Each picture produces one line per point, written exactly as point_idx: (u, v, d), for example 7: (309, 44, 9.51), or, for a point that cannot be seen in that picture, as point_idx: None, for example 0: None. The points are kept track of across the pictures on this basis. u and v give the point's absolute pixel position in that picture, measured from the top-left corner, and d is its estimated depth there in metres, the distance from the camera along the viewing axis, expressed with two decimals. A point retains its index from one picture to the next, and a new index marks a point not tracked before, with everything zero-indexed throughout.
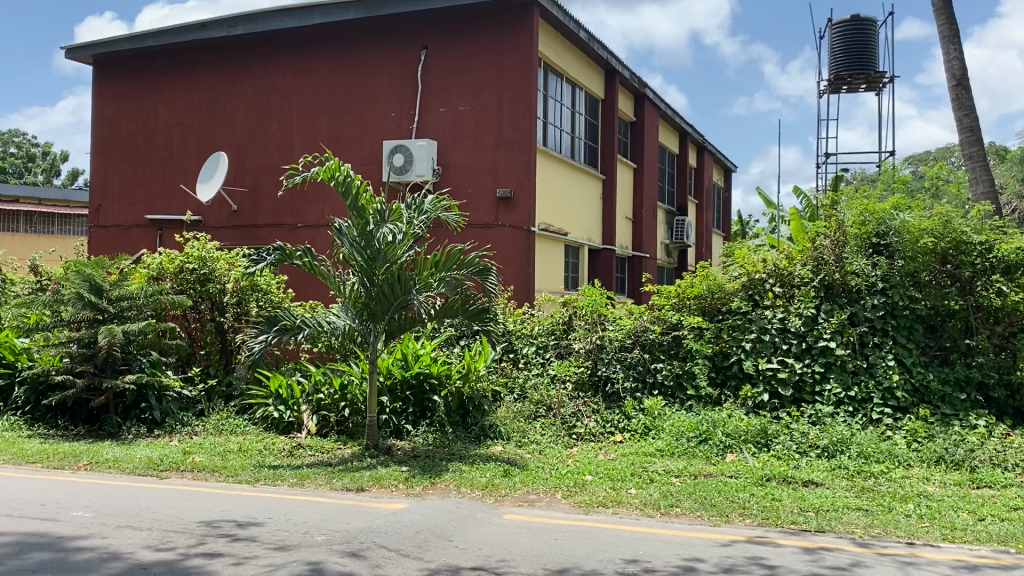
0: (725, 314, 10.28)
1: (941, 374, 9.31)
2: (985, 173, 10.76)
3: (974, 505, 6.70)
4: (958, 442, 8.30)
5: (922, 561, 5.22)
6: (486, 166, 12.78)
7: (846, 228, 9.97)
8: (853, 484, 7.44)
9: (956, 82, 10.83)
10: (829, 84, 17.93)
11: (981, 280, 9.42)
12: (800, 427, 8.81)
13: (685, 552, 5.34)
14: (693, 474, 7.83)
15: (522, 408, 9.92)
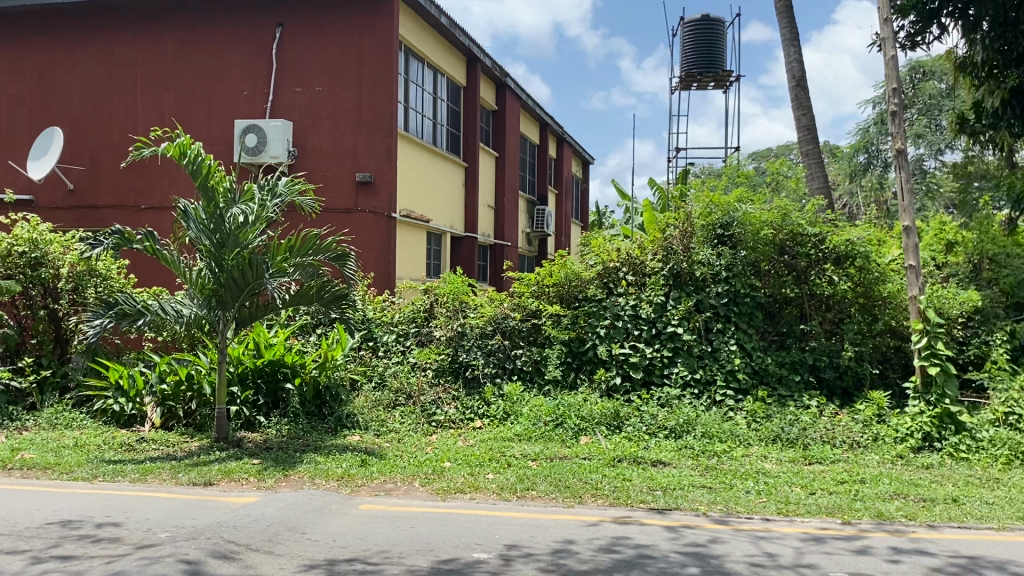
0: (581, 301, 10.50)
1: (779, 357, 9.89)
2: (819, 170, 11.51)
3: (807, 480, 7.18)
4: (792, 421, 8.85)
5: (773, 535, 5.52)
6: (346, 149, 12.53)
7: (692, 219, 10.36)
8: (697, 462, 7.80)
9: (795, 83, 11.49)
10: (680, 80, 18.59)
11: (815, 269, 10.07)
12: (649, 409, 9.18)
13: (551, 535, 5.41)
14: (548, 458, 7.98)
15: (380, 397, 9.80)
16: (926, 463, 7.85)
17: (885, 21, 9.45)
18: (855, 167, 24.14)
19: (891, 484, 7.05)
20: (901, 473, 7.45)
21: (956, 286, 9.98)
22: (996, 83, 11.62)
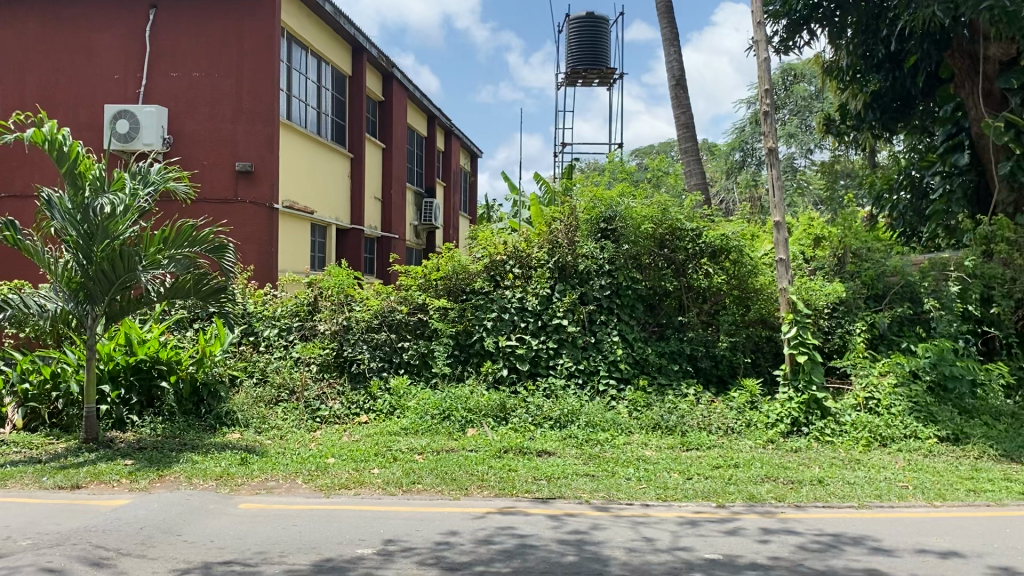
0: (468, 294, 10.52)
1: (658, 348, 10.21)
2: (697, 166, 11.93)
3: (684, 465, 7.44)
4: (671, 409, 9.16)
5: (651, 519, 5.69)
6: (224, 137, 12.13)
7: (577, 213, 10.56)
8: (581, 451, 7.95)
9: (674, 82, 11.84)
10: (566, 76, 18.84)
11: (692, 263, 10.45)
12: (535, 400, 9.30)
13: (435, 528, 5.41)
14: (435, 451, 7.97)
15: (262, 393, 9.54)
16: (795, 447, 8.27)
17: (757, 25, 9.85)
18: (732, 165, 25.14)
19: (763, 468, 7.40)
20: (771, 457, 7.82)
21: (823, 278, 10.40)
22: (858, 87, 12.32)
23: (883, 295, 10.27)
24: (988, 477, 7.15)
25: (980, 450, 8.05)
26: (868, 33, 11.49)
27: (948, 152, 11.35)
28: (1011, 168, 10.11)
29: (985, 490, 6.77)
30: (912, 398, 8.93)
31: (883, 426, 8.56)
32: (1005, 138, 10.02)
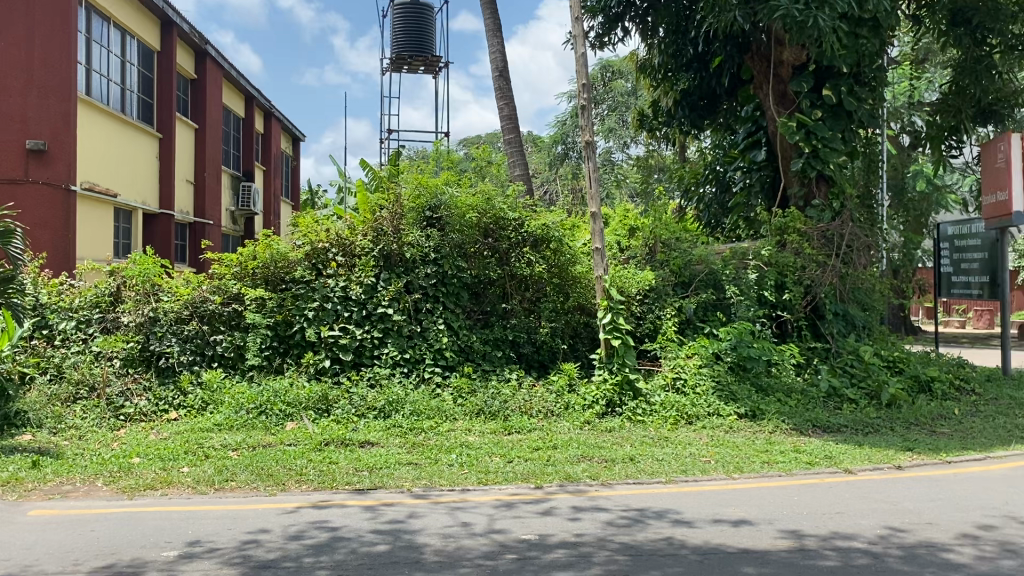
0: (288, 283, 10.16)
1: (483, 335, 10.33)
2: (520, 157, 12.17)
3: (505, 449, 7.57)
4: (495, 394, 9.29)
5: (468, 504, 5.75)
6: (13, 112, 11.06)
7: (402, 200, 10.32)
8: (405, 440, 7.92)
9: (497, 73, 11.98)
10: (392, 62, 18.59)
11: (515, 252, 10.62)
12: (359, 390, 9.15)
13: (245, 526, 5.22)
14: (251, 447, 7.67)
15: (56, 391, 8.90)
16: (609, 427, 8.62)
17: (575, 20, 10.13)
18: (554, 157, 25.81)
19: (579, 448, 7.66)
20: (587, 438, 8.11)
21: (636, 266, 10.89)
22: (670, 85, 12.99)
23: (689, 282, 10.83)
24: (780, 449, 7.77)
25: (774, 425, 8.70)
26: (678, 34, 12.18)
27: (748, 149, 12.14)
28: (802, 165, 11.02)
29: (777, 461, 7.34)
30: (715, 377, 9.55)
31: (689, 404, 9.11)
32: (797, 136, 10.88)
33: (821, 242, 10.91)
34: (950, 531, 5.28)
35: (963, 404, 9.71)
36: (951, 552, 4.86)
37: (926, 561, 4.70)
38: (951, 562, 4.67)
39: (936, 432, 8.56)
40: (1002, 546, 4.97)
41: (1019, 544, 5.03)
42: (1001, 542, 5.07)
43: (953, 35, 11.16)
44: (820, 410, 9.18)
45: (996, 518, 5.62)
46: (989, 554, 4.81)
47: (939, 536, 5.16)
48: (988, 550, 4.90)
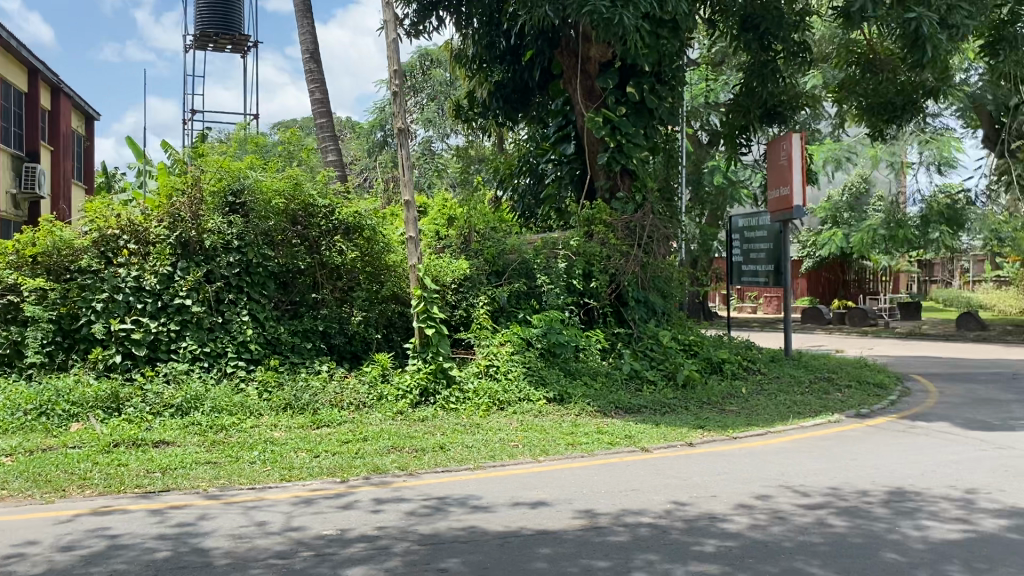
0: (73, 273, 9.41)
1: (291, 326, 10.00)
2: (332, 143, 11.92)
3: (312, 443, 7.39)
4: (303, 388, 9.02)
5: (265, 503, 5.56)
6: None
7: (201, 185, 9.78)
8: (204, 439, 7.54)
9: (308, 55, 11.61)
10: (195, 39, 17.65)
11: (325, 240, 10.32)
12: (154, 387, 8.63)
13: (10, 539, 4.77)
14: (28, 451, 7.04)
15: None
16: (421, 416, 8.62)
17: (387, 5, 9.97)
18: (373, 144, 25.46)
19: (389, 439, 7.59)
20: (398, 428, 8.05)
21: (450, 256, 10.85)
22: (484, 76, 13.12)
23: (502, 272, 10.92)
24: (585, 431, 8.04)
25: (579, 407, 9.02)
26: (491, 25, 12.31)
27: (558, 142, 12.49)
28: (607, 159, 11.45)
29: (581, 443, 7.58)
30: (525, 363, 9.74)
31: (501, 390, 9.26)
32: (603, 131, 11.31)
33: (625, 233, 11.44)
34: (729, 502, 5.67)
35: (749, 383, 10.50)
36: (729, 522, 5.22)
37: (705, 532, 5.02)
38: (728, 532, 5.02)
39: (725, 411, 9.19)
40: (772, 514, 5.39)
41: (788, 510, 5.48)
42: (772, 510, 5.50)
43: (743, 39, 11.84)
44: (623, 393, 9.60)
45: (770, 487, 6.09)
46: (762, 522, 5.21)
47: (719, 508, 5.53)
48: (760, 518, 5.30)
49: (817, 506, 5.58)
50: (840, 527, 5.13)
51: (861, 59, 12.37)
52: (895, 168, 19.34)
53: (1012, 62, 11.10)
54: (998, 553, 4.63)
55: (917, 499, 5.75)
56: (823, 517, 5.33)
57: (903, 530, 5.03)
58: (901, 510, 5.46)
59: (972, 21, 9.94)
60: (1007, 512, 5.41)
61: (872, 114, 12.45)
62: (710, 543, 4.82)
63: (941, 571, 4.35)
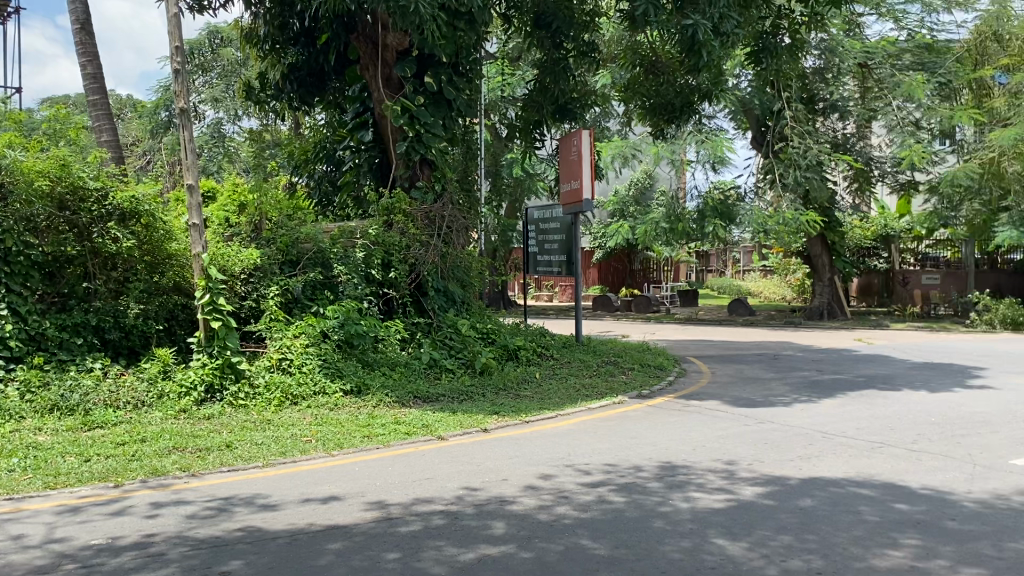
0: None
1: (58, 321, 9.20)
2: (107, 122, 11.09)
3: (83, 447, 6.84)
4: (72, 387, 8.31)
5: (23, 514, 5.08)
6: None
7: None
8: None
9: (79, 26, 10.68)
10: None
11: (98, 227, 9.48)
12: None
13: None
14: None
15: None
16: (208, 414, 8.23)
17: None
18: (157, 124, 23.94)
19: (171, 439, 7.17)
20: (182, 427, 7.62)
21: (240, 244, 10.35)
22: (277, 58, 12.66)
23: (296, 261, 10.53)
24: (382, 422, 7.98)
25: (376, 398, 8.95)
26: (285, 6, 11.88)
27: (356, 129, 12.16)
28: (406, 148, 11.37)
29: (376, 435, 7.51)
30: (321, 356, 9.49)
31: (295, 384, 9.01)
32: (402, 120, 11.14)
33: (423, 223, 11.48)
34: (518, 484, 5.85)
35: (542, 368, 10.87)
36: (516, 504, 5.38)
37: (493, 515, 5.14)
38: (515, 514, 5.18)
39: (520, 396, 9.46)
40: (558, 494, 5.62)
41: (572, 489, 5.73)
42: (557, 490, 5.73)
43: (536, 36, 12.22)
44: (421, 382, 9.63)
45: (557, 468, 6.35)
46: (547, 503, 5.42)
47: (507, 491, 5.68)
48: (546, 498, 5.51)
49: (599, 484, 5.88)
50: (618, 502, 5.44)
51: (644, 61, 13.00)
52: (677, 165, 20.65)
53: (773, 70, 12.14)
54: (753, 518, 5.09)
55: (687, 472, 6.20)
56: (604, 494, 5.62)
57: (674, 502, 5.41)
58: (673, 484, 5.87)
59: (739, 31, 10.74)
60: (763, 480, 5.96)
61: (655, 113, 13.20)
62: (497, 526, 4.95)
63: (705, 538, 4.72)
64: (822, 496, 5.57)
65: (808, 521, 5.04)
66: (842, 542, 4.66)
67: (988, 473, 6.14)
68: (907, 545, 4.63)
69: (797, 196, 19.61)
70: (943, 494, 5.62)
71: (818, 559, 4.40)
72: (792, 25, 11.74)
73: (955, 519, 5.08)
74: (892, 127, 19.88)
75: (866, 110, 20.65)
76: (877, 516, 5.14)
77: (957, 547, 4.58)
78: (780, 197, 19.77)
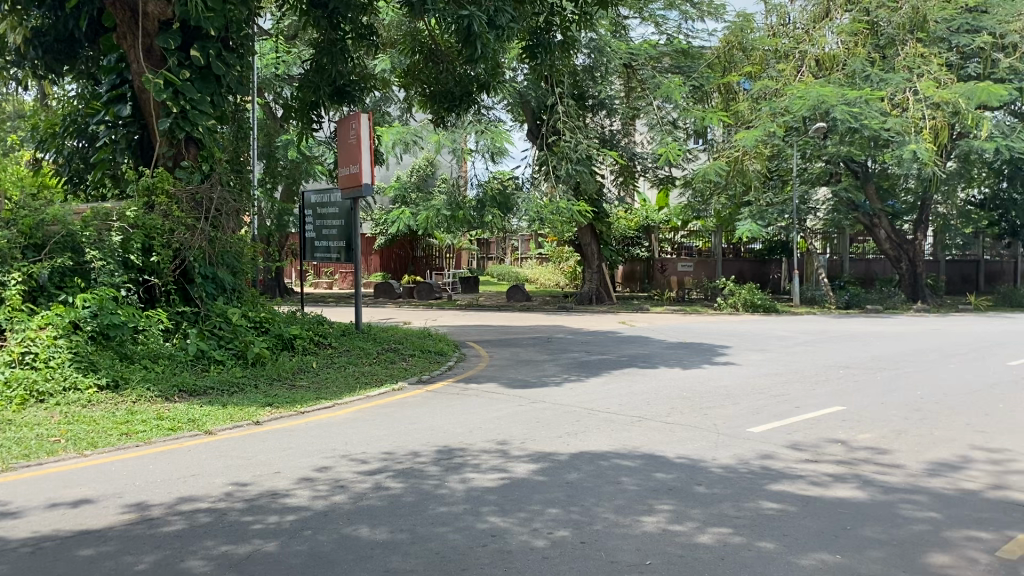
0: None
1: None
2: None
3: None
4: None
5: None
6: None
7: None
8: None
9: None
10: None
11: None
12: None
13: None
14: None
15: None
16: None
17: None
18: None
19: None
20: None
21: None
22: (18, 20, 11.37)
23: (42, 245, 9.53)
24: (142, 418, 7.46)
25: (137, 394, 8.36)
26: None
27: (112, 103, 11.21)
28: (170, 125, 10.63)
29: (137, 432, 7.02)
30: (71, 349, 8.69)
31: (40, 380, 8.19)
32: (165, 94, 10.37)
33: (190, 205, 10.85)
34: (292, 477, 5.72)
35: (319, 357, 10.67)
36: (290, 497, 5.25)
37: (265, 510, 4.99)
38: (288, 506, 5.05)
39: (295, 386, 9.22)
40: (334, 483, 5.56)
41: (349, 478, 5.69)
42: (333, 480, 5.66)
43: (313, 15, 11.68)
44: (186, 374, 9.10)
45: (333, 458, 6.27)
46: (321, 493, 5.34)
47: (280, 484, 5.54)
48: (322, 489, 5.43)
49: (375, 471, 5.87)
50: (396, 488, 5.46)
51: (424, 48, 13.03)
52: (456, 154, 20.90)
53: (547, 64, 12.58)
54: (525, 494, 5.31)
55: (463, 454, 6.35)
56: (381, 481, 5.63)
57: (450, 484, 5.52)
58: (450, 466, 5.99)
59: (514, 25, 11.00)
60: (533, 458, 6.23)
61: (435, 101, 13.26)
62: (269, 520, 4.80)
63: (479, 517, 4.86)
64: (587, 469, 5.91)
65: (573, 494, 5.33)
66: (605, 512, 4.98)
67: (731, 441, 6.79)
68: (662, 511, 5.02)
69: (569, 187, 20.63)
70: (691, 462, 6.15)
71: (580, 529, 4.67)
72: (564, 23, 12.24)
73: (704, 484, 5.58)
74: (653, 125, 21.31)
75: (630, 108, 22.11)
76: (636, 485, 5.53)
77: (705, 510, 5.03)
78: (554, 187, 20.63)
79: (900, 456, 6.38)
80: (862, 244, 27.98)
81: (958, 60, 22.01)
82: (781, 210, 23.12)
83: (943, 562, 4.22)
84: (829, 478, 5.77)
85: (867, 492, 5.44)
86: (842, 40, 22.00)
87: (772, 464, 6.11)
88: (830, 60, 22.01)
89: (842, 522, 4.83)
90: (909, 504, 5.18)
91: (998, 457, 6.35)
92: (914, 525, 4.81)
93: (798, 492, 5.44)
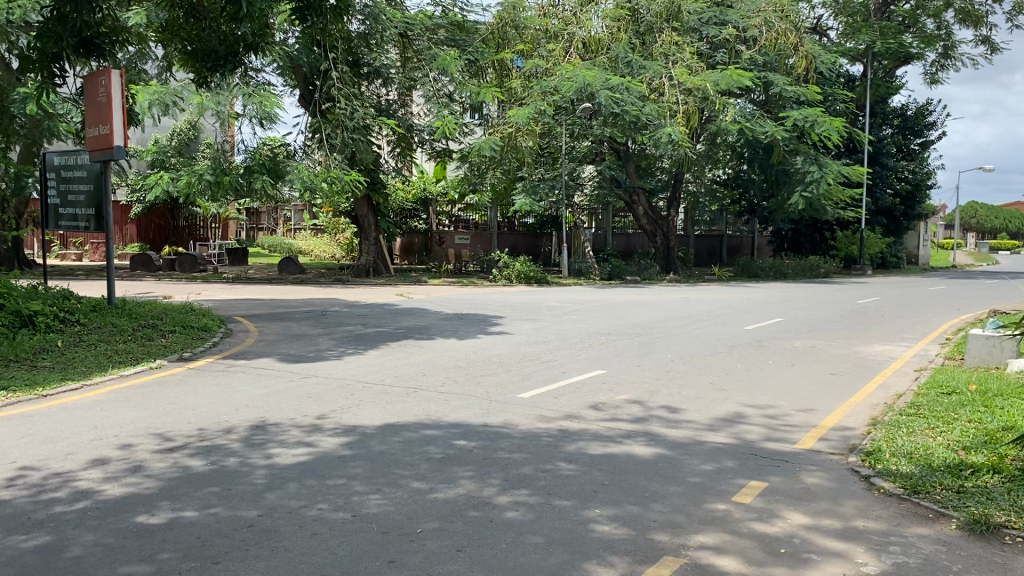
0: None
1: None
2: None
3: None
4: None
5: None
6: None
7: None
8: None
9: None
10: None
11: None
12: None
13: None
14: None
15: None
16: None
17: None
18: None
19: None
20: None
21: None
22: None
23: None
24: None
25: None
26: None
27: None
28: None
29: None
30: None
31: None
32: None
33: None
34: (75, 462, 5.25)
35: (65, 336, 9.68)
36: (65, 483, 4.80)
37: (49, 499, 4.55)
38: (67, 493, 4.63)
39: (35, 367, 8.35)
40: (116, 466, 5.15)
41: (131, 461, 5.28)
42: (121, 462, 5.25)
43: None
44: None
45: (103, 440, 5.79)
46: (102, 477, 4.91)
47: (47, 471, 5.02)
48: (104, 473, 5.01)
49: (157, 452, 5.50)
50: (196, 466, 5.17)
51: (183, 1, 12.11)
52: (221, 118, 19.74)
53: (318, 27, 12.10)
54: (330, 467, 5.21)
55: (255, 431, 6.08)
56: (179, 459, 5.30)
57: (251, 461, 5.29)
58: (251, 443, 5.72)
59: None
60: (338, 431, 6.09)
61: (195, 60, 12.27)
62: (55, 508, 4.40)
63: (286, 492, 4.71)
64: (393, 440, 5.88)
65: (378, 464, 5.29)
66: (410, 481, 4.98)
67: (520, 408, 7.01)
68: (465, 476, 5.11)
69: (344, 156, 20.28)
70: (491, 428, 6.30)
71: (386, 499, 4.65)
72: None
73: (505, 449, 5.73)
74: (429, 96, 21.27)
75: (406, 79, 21.95)
76: (441, 453, 5.59)
77: (506, 472, 5.19)
78: (327, 156, 20.14)
79: (678, 414, 6.90)
80: (622, 219, 29.78)
81: (708, 49, 23.88)
82: (551, 186, 23.98)
83: (719, 508, 4.63)
84: (619, 436, 6.12)
85: (652, 448, 5.84)
86: (607, 25, 23.14)
87: (569, 426, 6.38)
88: (595, 43, 23.15)
89: (632, 477, 5.17)
90: (690, 458, 5.61)
91: (759, 412, 7.03)
92: (694, 476, 5.23)
93: (592, 450, 5.75)
